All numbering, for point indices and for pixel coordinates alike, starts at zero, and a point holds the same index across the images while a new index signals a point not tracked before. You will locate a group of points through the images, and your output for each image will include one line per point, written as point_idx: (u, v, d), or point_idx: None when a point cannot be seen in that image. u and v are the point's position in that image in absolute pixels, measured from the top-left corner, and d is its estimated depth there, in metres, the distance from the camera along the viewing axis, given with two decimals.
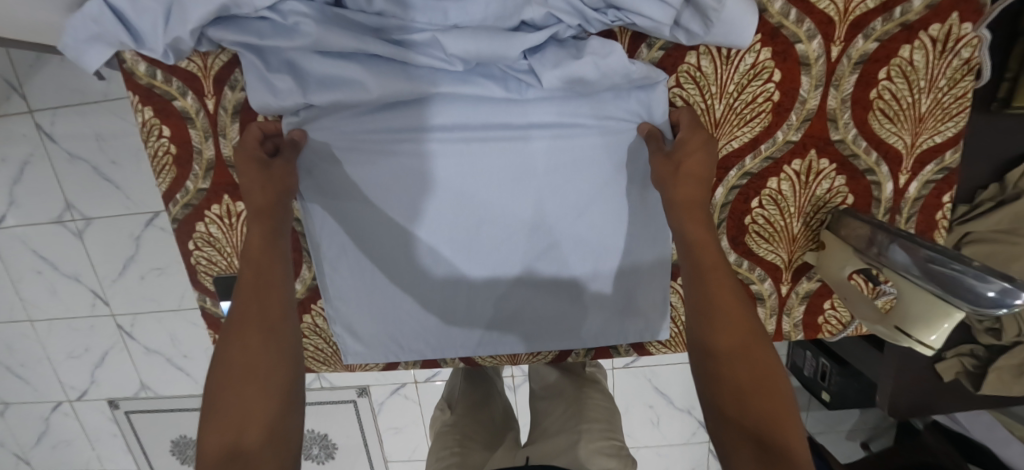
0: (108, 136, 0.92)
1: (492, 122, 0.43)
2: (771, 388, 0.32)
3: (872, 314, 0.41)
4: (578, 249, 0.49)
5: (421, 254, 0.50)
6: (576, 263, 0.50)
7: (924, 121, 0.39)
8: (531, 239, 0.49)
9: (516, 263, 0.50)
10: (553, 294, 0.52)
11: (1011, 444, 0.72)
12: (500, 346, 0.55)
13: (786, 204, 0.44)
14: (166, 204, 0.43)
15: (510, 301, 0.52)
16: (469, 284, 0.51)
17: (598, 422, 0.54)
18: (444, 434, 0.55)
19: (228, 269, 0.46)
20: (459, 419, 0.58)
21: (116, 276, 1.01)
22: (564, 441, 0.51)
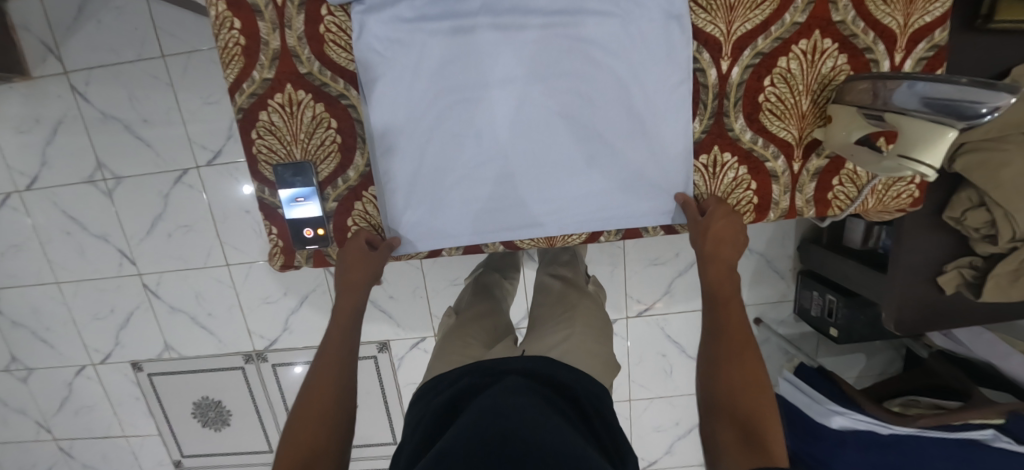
0: (140, 96, 0.96)
1: (478, 11, 0.43)
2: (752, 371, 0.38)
3: (875, 159, 0.41)
4: (561, 178, 0.48)
5: (402, 159, 0.47)
6: (554, 164, 0.48)
7: (914, 3, 0.43)
8: (517, 165, 0.48)
9: (496, 171, 0.48)
10: (530, 203, 0.49)
11: (1013, 356, 0.73)
12: (501, 232, 0.50)
13: (794, 83, 0.45)
14: (233, 95, 0.46)
15: (492, 215, 0.50)
16: (451, 196, 0.48)
17: (587, 326, 0.58)
18: (447, 332, 0.60)
19: (286, 159, 0.48)
20: (461, 321, 0.63)
21: (143, 235, 1.04)
22: (554, 339, 0.55)
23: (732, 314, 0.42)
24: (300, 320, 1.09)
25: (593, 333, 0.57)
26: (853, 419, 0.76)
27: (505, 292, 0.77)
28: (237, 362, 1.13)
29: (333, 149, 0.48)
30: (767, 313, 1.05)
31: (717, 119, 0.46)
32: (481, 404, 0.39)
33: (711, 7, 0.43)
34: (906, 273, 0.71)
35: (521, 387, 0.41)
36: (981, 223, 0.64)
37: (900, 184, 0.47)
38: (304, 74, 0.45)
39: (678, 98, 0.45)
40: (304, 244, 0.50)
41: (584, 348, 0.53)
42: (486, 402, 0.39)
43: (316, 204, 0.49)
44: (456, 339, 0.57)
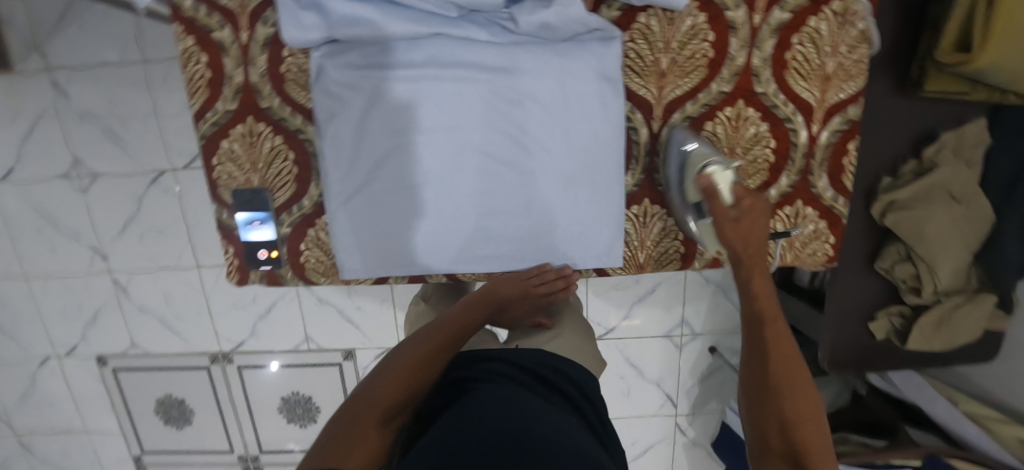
0: (120, 99, 0.96)
1: (450, 63, 0.46)
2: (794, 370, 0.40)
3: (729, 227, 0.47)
4: (503, 221, 0.50)
5: (378, 193, 0.49)
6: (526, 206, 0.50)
7: (830, 80, 0.47)
8: (462, 206, 0.50)
9: (469, 209, 0.50)
10: (503, 240, 0.51)
11: (935, 399, 0.77)
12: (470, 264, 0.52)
13: (720, 145, 0.49)
14: (196, 122, 0.49)
15: (464, 250, 0.52)
16: (426, 230, 0.51)
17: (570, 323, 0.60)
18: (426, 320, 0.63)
19: (243, 185, 0.50)
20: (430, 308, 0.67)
21: (117, 233, 1.05)
22: (540, 333, 0.58)
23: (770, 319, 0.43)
24: (268, 326, 1.10)
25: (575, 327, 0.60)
26: None
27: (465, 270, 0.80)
28: (202, 362, 1.14)
29: (289, 178, 0.50)
30: (721, 341, 1.09)
31: (647, 173, 0.49)
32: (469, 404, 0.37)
33: (644, 72, 0.46)
34: (844, 315, 0.75)
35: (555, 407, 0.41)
36: (908, 276, 0.68)
37: (815, 242, 0.51)
38: (265, 108, 0.48)
39: (614, 154, 0.48)
40: (257, 265, 0.53)
41: (572, 347, 0.56)
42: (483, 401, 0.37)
43: (270, 228, 0.51)
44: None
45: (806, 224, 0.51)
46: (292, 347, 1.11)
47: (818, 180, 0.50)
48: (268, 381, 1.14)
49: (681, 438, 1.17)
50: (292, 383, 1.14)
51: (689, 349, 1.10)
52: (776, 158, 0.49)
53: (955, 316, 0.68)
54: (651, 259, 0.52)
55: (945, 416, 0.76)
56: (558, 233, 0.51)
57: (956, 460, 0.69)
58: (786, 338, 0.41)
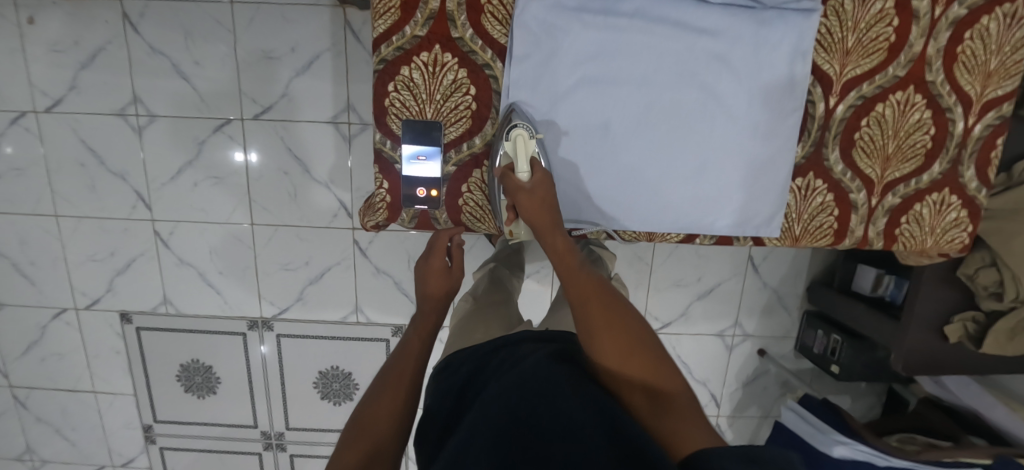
0: (197, 37, 0.93)
1: (645, 18, 0.47)
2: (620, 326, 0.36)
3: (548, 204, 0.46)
4: (671, 179, 0.51)
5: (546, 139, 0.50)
6: (686, 167, 0.51)
7: (991, 76, 0.50)
8: (617, 160, 0.50)
9: (625, 166, 0.51)
10: (652, 200, 0.52)
11: (996, 407, 0.81)
12: (621, 220, 0.53)
13: (886, 127, 0.51)
14: (378, 46, 0.47)
15: (616, 206, 0.52)
16: (584, 182, 0.51)
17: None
18: (467, 316, 0.69)
19: (415, 116, 0.49)
20: (478, 308, 0.71)
21: (167, 180, 0.99)
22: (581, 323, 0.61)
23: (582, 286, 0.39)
24: (317, 292, 1.05)
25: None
26: (853, 450, 0.81)
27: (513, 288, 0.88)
28: (239, 327, 1.07)
29: (465, 113, 0.49)
30: (770, 346, 1.11)
31: (816, 147, 0.51)
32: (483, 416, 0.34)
33: (830, 48, 0.48)
34: (920, 319, 0.78)
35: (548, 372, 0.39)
36: (990, 282, 0.72)
37: (954, 230, 0.54)
38: (455, 38, 0.47)
39: (789, 124, 0.50)
40: (413, 203, 0.51)
41: None
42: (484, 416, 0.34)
43: (436, 164, 0.50)
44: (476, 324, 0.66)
45: (949, 212, 0.54)
46: (339, 318, 1.06)
47: (967, 170, 0.53)
48: (308, 352, 1.09)
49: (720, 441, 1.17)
50: (334, 357, 1.09)
51: (739, 351, 1.10)
52: (933, 145, 0.52)
53: None
54: (805, 232, 0.54)
55: (1007, 423, 0.80)
56: (726, 198, 0.52)
57: None
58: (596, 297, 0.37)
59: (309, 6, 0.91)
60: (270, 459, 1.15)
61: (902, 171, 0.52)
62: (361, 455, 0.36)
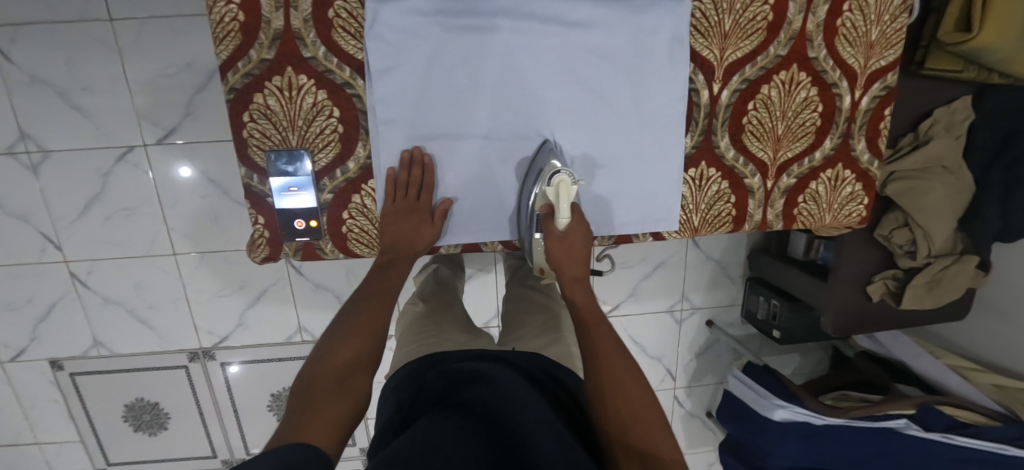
0: (80, 61, 0.85)
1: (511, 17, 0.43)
2: (631, 391, 0.39)
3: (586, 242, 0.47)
4: None
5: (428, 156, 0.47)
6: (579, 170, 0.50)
7: (873, 47, 0.49)
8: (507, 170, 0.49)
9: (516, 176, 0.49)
10: None
11: (921, 357, 0.86)
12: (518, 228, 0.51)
13: (773, 109, 0.50)
14: (225, 73, 0.43)
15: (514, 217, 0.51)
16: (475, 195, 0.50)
17: (572, 334, 0.66)
18: (421, 316, 0.71)
19: (279, 145, 0.45)
20: (430, 309, 0.73)
21: (75, 217, 0.92)
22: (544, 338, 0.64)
23: (603, 338, 0.43)
24: (256, 316, 1.01)
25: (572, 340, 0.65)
26: (793, 412, 0.83)
27: (459, 285, 0.88)
28: (180, 360, 1.03)
29: (332, 137, 0.46)
30: (719, 316, 1.13)
31: (705, 135, 0.49)
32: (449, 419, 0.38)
33: (708, 33, 0.46)
34: (846, 281, 0.80)
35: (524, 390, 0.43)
36: (905, 241, 0.74)
37: (851, 204, 0.54)
38: (308, 58, 0.43)
39: (675, 116, 0.48)
40: (293, 236, 0.48)
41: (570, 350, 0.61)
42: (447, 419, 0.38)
43: (310, 194, 0.47)
44: (434, 327, 0.67)
45: (844, 187, 0.54)
46: (284, 338, 1.03)
47: (858, 143, 0.52)
48: (258, 377, 1.06)
49: (680, 410, 1.20)
50: (285, 378, 1.06)
51: (688, 325, 1.13)
52: (823, 121, 0.51)
53: (942, 278, 0.75)
54: (704, 221, 0.53)
55: (929, 370, 0.84)
56: (619, 195, 0.51)
57: (944, 406, 0.76)
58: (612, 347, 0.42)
59: (197, 16, 0.83)
60: None
61: (795, 150, 0.51)
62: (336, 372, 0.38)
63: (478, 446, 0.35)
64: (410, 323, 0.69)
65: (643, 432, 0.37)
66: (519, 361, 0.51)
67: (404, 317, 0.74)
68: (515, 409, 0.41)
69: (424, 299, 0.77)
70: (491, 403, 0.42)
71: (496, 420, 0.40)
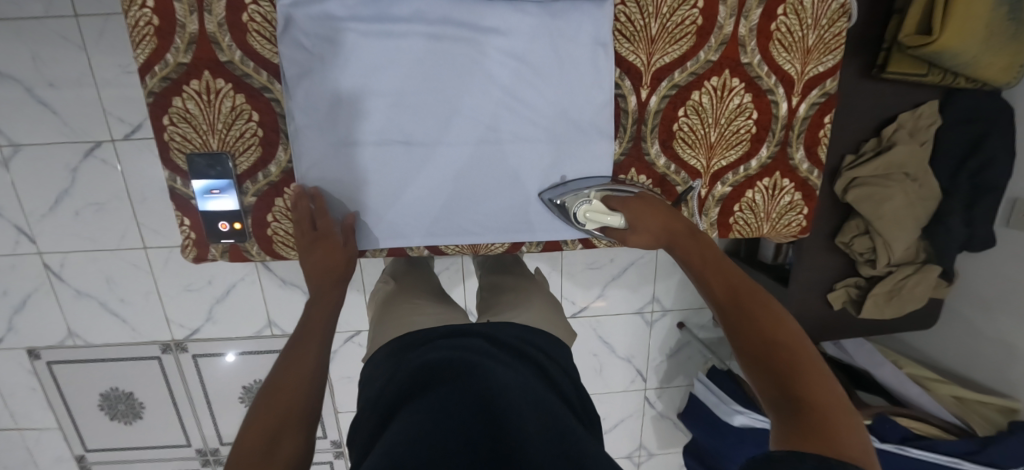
0: (46, 58, 0.86)
1: (429, 24, 0.43)
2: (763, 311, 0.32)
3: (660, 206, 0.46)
4: (494, 190, 0.50)
5: (352, 161, 0.47)
6: (505, 177, 0.49)
7: (810, 53, 0.48)
8: (433, 175, 0.49)
9: (442, 182, 0.49)
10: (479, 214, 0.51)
11: (883, 366, 0.83)
12: (448, 233, 0.51)
13: (706, 116, 0.49)
14: (143, 77, 0.43)
15: (444, 223, 0.51)
16: (402, 200, 0.49)
17: (543, 302, 0.65)
18: (392, 293, 0.69)
19: (201, 149, 0.45)
20: (402, 286, 0.71)
21: (47, 211, 0.94)
22: (516, 307, 0.63)
23: (718, 273, 0.37)
24: (225, 310, 1.03)
25: (546, 307, 0.64)
26: (752, 419, 0.82)
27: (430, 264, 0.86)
28: (153, 352, 1.05)
29: (253, 141, 0.46)
30: (690, 318, 1.11)
31: (634, 142, 0.49)
32: (420, 415, 0.33)
33: (634, 38, 0.45)
34: (806, 288, 0.78)
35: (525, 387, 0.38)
36: (865, 249, 0.72)
37: (790, 214, 0.53)
38: (224, 62, 0.43)
39: (602, 122, 0.48)
40: (218, 239, 0.48)
41: (542, 318, 0.60)
42: (425, 407, 0.34)
43: (233, 198, 0.47)
44: (409, 300, 0.65)
45: (783, 196, 0.52)
46: (254, 332, 1.05)
47: (796, 152, 0.51)
48: (229, 369, 1.07)
49: (652, 410, 1.20)
50: (255, 370, 1.08)
51: (659, 326, 1.12)
52: (758, 129, 0.50)
53: (903, 287, 0.73)
54: None
55: (890, 380, 0.82)
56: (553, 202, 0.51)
57: (900, 418, 0.74)
58: (730, 274, 0.36)
59: None
60: None
61: (729, 158, 0.50)
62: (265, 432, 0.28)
63: (461, 434, 0.31)
64: (384, 300, 0.67)
65: (772, 349, 0.30)
66: (501, 341, 0.47)
67: (376, 296, 0.72)
68: (512, 410, 0.34)
69: (396, 279, 0.76)
70: (471, 376, 0.37)
71: (473, 399, 0.35)
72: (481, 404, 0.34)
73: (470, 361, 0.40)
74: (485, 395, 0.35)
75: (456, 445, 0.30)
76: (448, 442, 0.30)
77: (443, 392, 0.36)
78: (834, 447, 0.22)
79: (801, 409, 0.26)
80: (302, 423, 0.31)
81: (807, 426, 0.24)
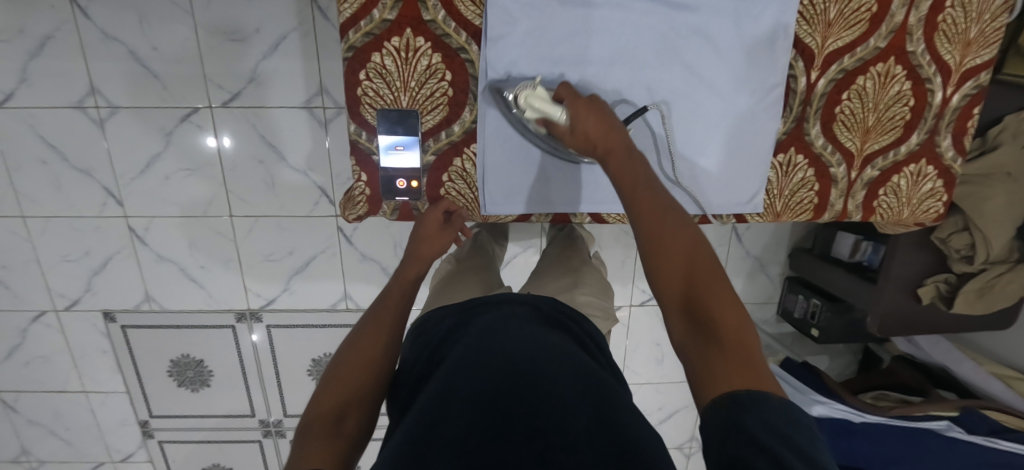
0: (153, 21, 0.86)
1: None
2: (676, 249, 0.36)
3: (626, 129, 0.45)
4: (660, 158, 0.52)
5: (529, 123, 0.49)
6: (673, 146, 0.51)
7: (970, 45, 0.49)
8: None
9: None
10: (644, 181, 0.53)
11: (964, 363, 0.87)
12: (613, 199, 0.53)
13: (866, 101, 0.51)
14: (346, 32, 0.44)
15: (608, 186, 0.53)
16: (570, 165, 0.52)
17: (591, 287, 0.66)
18: (446, 275, 0.72)
19: (390, 105, 0.47)
20: (458, 267, 0.75)
21: (136, 174, 0.95)
22: (560, 286, 0.66)
23: (647, 205, 0.39)
24: (303, 282, 1.04)
25: (591, 291, 0.64)
26: (831, 409, 0.84)
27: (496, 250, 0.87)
28: (228, 320, 1.06)
29: (441, 100, 0.48)
30: (753, 312, 1.14)
31: (797, 122, 0.51)
32: (443, 379, 0.36)
33: (812, 21, 0.47)
34: (895, 283, 0.80)
35: (547, 338, 0.41)
36: (963, 246, 0.74)
37: (930, 200, 0.55)
38: (427, 21, 0.44)
39: (770, 100, 0.50)
40: (394, 196, 0.51)
41: (581, 299, 0.62)
42: (451, 369, 0.37)
43: (415, 154, 0.49)
44: (454, 283, 0.68)
45: (925, 182, 0.55)
46: (329, 305, 1.06)
47: (944, 140, 0.53)
48: (300, 341, 1.09)
49: None
50: (325, 344, 1.09)
51: None
52: (912, 116, 0.52)
53: (997, 284, 0.75)
54: (786, 207, 0.55)
55: (971, 376, 0.86)
56: (709, 177, 0.53)
57: (988, 411, 0.77)
58: (655, 210, 0.38)
59: None
60: (270, 446, 1.17)
61: (882, 143, 0.53)
62: (329, 412, 0.35)
63: (472, 386, 0.34)
64: (438, 281, 0.71)
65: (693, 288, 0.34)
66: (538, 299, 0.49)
67: (438, 274, 0.77)
68: (540, 364, 0.36)
69: (458, 258, 0.79)
70: (482, 339, 0.40)
71: (496, 362, 0.37)
72: (502, 364, 0.36)
73: (496, 330, 0.41)
74: (514, 364, 0.36)
75: (471, 393, 0.34)
76: (463, 389, 0.34)
77: (457, 355, 0.38)
78: (745, 378, 0.28)
79: (720, 343, 0.31)
80: (361, 406, 0.36)
81: (731, 362, 0.29)
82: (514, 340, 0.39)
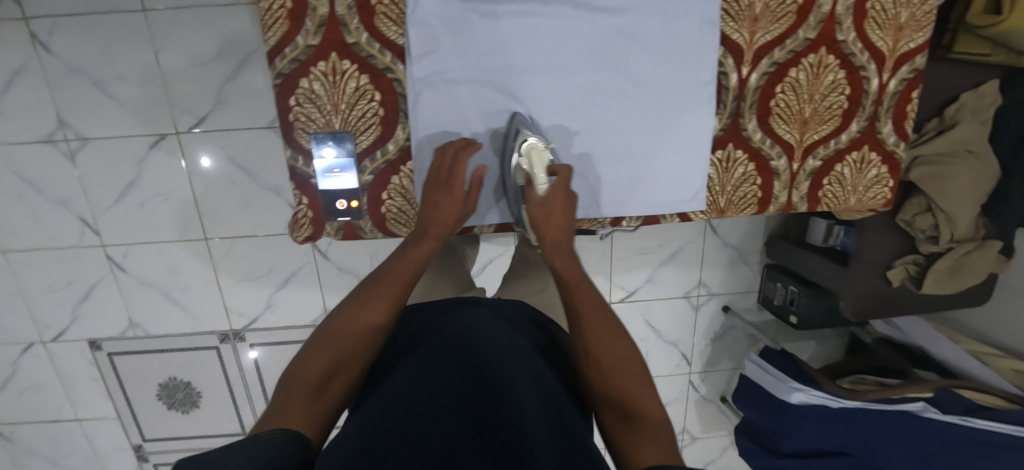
0: (116, 51, 0.87)
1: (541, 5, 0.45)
2: (608, 342, 0.38)
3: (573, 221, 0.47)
4: (606, 158, 0.52)
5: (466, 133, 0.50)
6: (615, 145, 0.51)
7: (901, 30, 0.49)
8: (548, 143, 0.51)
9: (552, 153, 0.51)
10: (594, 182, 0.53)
11: (940, 342, 0.87)
12: None
13: (801, 92, 0.51)
14: (272, 60, 0.44)
15: None
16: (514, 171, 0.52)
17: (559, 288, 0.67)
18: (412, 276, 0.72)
19: (323, 128, 0.48)
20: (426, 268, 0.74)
21: (111, 203, 0.96)
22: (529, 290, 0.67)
23: (581, 295, 0.40)
24: (283, 299, 1.05)
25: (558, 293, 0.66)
26: (810, 395, 0.83)
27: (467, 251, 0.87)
28: (211, 341, 1.07)
29: (374, 120, 0.48)
30: (735, 301, 1.14)
31: (733, 118, 0.51)
32: (409, 385, 0.33)
33: (738, 17, 0.47)
34: (866, 266, 0.80)
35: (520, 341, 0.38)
36: (927, 226, 0.74)
37: (876, 186, 0.55)
38: (351, 44, 0.45)
39: (703, 98, 0.50)
40: (335, 217, 0.51)
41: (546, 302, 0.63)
42: (415, 379, 0.33)
43: (352, 174, 0.49)
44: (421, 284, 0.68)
45: (869, 169, 0.54)
46: (310, 321, 1.07)
47: (884, 126, 0.53)
48: (286, 358, 1.10)
49: (693, 394, 1.22)
50: None
51: (705, 310, 1.14)
52: (849, 104, 0.52)
53: (965, 262, 0.74)
54: (731, 203, 0.55)
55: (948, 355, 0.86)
56: (652, 175, 0.53)
57: (963, 390, 0.76)
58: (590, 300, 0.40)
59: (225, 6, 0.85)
60: None
61: (821, 133, 0.53)
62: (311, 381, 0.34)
63: (441, 395, 0.32)
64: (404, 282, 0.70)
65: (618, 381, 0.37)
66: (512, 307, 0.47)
67: None
68: (513, 363, 0.34)
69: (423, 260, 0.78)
70: (461, 338, 0.37)
71: (470, 366, 0.34)
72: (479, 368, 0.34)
73: (475, 331, 0.38)
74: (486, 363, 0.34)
75: (437, 407, 0.31)
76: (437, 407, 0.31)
77: (433, 358, 0.35)
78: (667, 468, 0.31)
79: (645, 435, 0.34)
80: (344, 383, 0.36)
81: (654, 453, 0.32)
82: (491, 338, 0.37)
